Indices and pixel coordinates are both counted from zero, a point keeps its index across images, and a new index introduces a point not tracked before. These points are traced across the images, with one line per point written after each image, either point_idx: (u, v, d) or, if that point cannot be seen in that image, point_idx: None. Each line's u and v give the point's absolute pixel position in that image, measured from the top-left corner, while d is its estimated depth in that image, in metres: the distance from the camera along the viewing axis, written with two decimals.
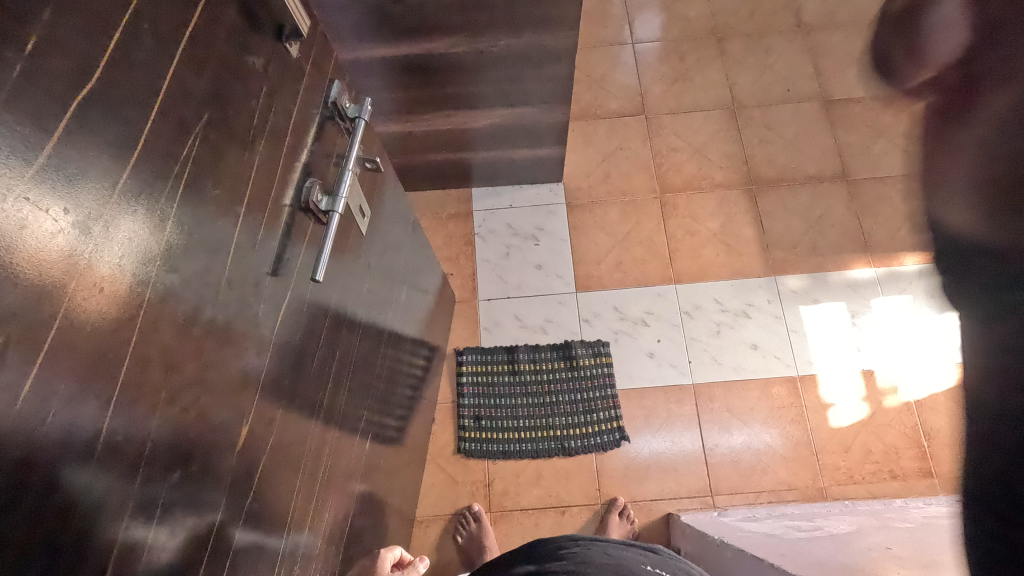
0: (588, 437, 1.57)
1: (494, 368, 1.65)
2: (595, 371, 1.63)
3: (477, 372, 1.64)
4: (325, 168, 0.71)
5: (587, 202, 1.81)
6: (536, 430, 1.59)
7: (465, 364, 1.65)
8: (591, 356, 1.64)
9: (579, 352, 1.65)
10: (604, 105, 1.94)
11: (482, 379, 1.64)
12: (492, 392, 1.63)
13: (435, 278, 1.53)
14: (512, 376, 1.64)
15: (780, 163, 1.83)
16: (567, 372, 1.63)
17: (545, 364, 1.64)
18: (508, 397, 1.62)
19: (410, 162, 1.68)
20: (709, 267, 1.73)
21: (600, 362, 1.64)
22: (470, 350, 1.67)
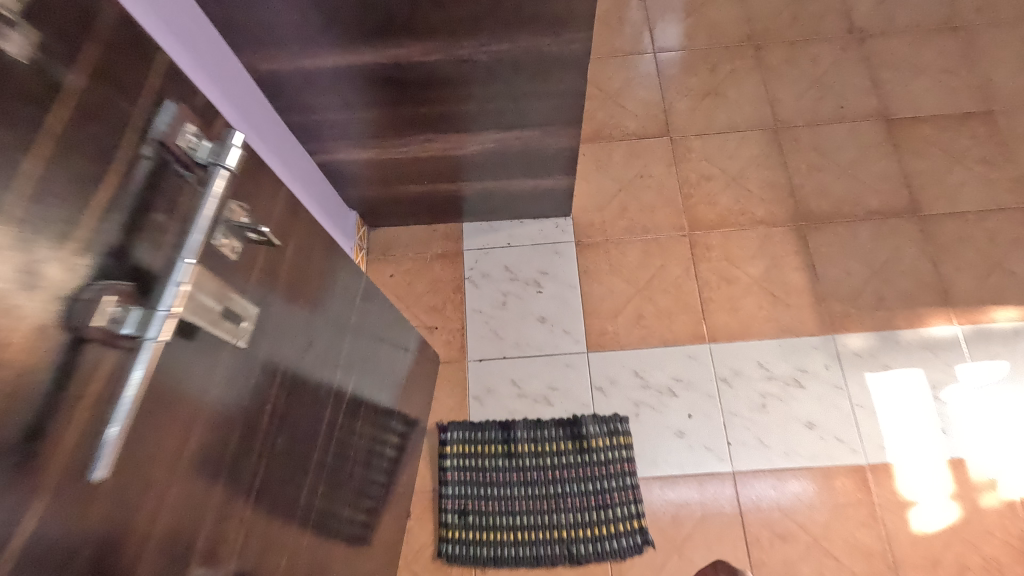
0: (603, 543, 1.24)
1: (485, 449, 1.33)
2: (611, 455, 1.31)
3: (465, 455, 1.33)
4: (158, 251, 0.43)
5: (600, 240, 1.51)
6: (537, 531, 1.26)
7: (450, 444, 1.34)
8: (606, 436, 1.32)
9: (591, 431, 1.33)
10: (621, 125, 1.63)
11: (471, 464, 1.32)
12: (484, 482, 1.31)
13: (412, 339, 1.22)
14: (507, 460, 1.32)
15: (834, 193, 1.51)
16: (575, 456, 1.31)
17: (548, 445, 1.33)
18: (502, 487, 1.30)
19: (385, 194, 1.39)
20: (750, 322, 1.41)
21: (616, 444, 1.32)
22: (457, 425, 1.36)
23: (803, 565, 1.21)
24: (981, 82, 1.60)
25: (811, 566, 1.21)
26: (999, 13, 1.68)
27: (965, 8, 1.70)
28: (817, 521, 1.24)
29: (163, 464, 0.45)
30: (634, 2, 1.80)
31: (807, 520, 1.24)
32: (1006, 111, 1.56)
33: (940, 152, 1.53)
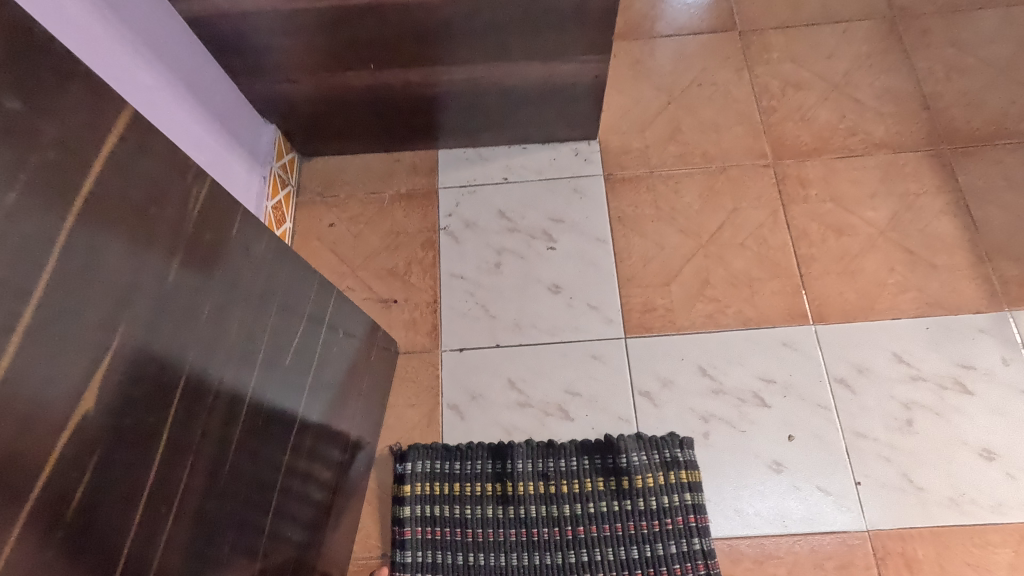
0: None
1: (467, 490, 0.83)
2: (668, 503, 0.80)
3: (434, 499, 0.83)
4: None
5: (641, 173, 1.01)
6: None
7: (410, 480, 0.84)
8: (660, 471, 0.82)
9: (635, 462, 0.82)
10: (666, 18, 1.15)
11: (442, 514, 0.82)
12: (462, 544, 0.81)
13: (345, 310, 0.72)
14: (501, 508, 0.82)
15: (989, 105, 1.02)
16: (610, 503, 0.81)
17: (566, 484, 0.82)
18: (493, 553, 0.80)
19: (314, 92, 0.90)
20: (878, 293, 0.91)
21: (677, 485, 0.81)
22: (422, 451, 0.86)
23: None
24: None
25: None
26: None
27: None
28: None
29: None
30: None
31: None
32: None
33: None
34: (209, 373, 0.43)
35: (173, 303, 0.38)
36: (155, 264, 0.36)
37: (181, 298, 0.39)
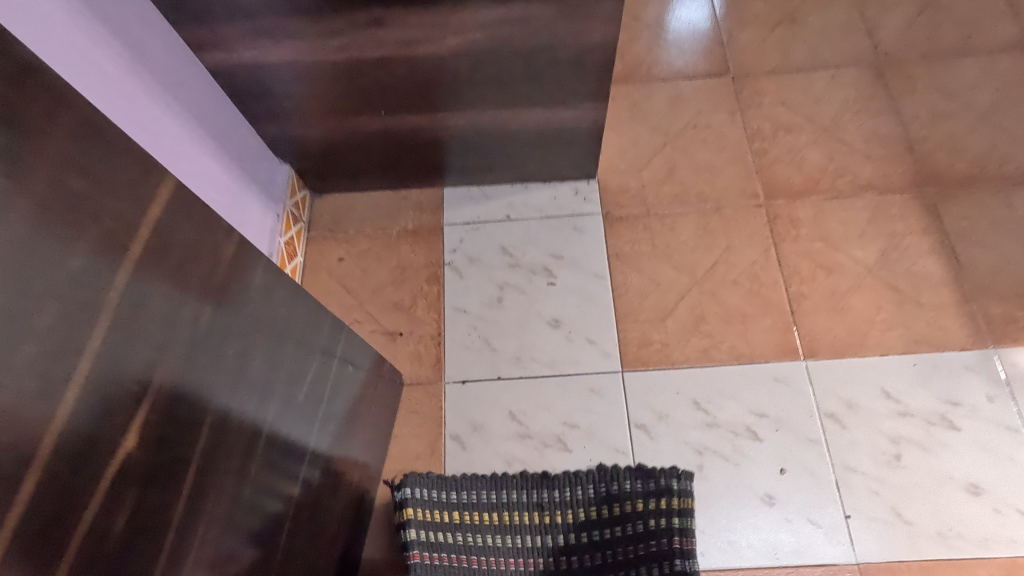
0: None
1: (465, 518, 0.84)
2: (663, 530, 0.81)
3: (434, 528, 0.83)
4: None
5: (638, 212, 1.06)
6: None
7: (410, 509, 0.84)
8: (655, 498, 0.83)
9: (628, 489, 0.84)
10: (664, 63, 1.20)
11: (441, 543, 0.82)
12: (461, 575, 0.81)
13: (357, 346, 0.76)
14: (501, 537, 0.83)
15: (972, 148, 1.06)
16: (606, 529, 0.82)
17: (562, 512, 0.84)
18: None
19: (326, 136, 0.95)
20: (867, 330, 0.94)
21: (667, 510, 0.82)
22: (423, 478, 0.86)
23: None
24: None
25: None
26: None
27: None
28: None
29: None
30: None
31: None
32: None
33: None
34: (231, 414, 0.45)
35: (202, 350, 0.41)
36: (187, 314, 0.39)
37: (208, 345, 0.41)
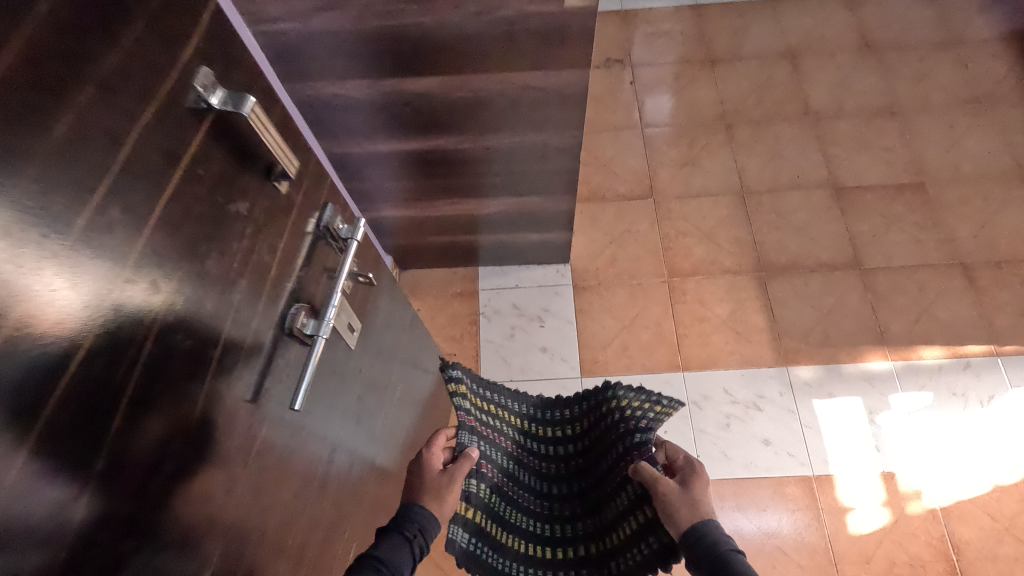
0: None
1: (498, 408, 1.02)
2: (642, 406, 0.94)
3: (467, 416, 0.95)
4: (317, 287, 0.71)
5: (593, 284, 1.80)
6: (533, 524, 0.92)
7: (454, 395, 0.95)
8: (644, 400, 0.93)
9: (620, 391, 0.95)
10: (613, 188, 1.95)
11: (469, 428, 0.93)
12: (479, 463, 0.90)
13: (438, 359, 1.46)
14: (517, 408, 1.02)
15: (790, 249, 1.81)
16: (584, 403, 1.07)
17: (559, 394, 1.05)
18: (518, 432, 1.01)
19: (416, 244, 1.68)
20: (718, 355, 1.68)
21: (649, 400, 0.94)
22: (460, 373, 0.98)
23: (759, 559, 1.45)
24: (913, 158, 1.91)
25: (766, 560, 1.44)
26: (930, 101, 2.01)
27: (902, 95, 2.02)
28: (771, 521, 1.48)
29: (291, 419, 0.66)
30: (626, 85, 2.14)
31: (763, 520, 1.49)
32: (933, 182, 1.87)
33: (878, 215, 1.83)
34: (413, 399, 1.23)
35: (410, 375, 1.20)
36: (409, 364, 1.19)
37: (411, 373, 1.21)
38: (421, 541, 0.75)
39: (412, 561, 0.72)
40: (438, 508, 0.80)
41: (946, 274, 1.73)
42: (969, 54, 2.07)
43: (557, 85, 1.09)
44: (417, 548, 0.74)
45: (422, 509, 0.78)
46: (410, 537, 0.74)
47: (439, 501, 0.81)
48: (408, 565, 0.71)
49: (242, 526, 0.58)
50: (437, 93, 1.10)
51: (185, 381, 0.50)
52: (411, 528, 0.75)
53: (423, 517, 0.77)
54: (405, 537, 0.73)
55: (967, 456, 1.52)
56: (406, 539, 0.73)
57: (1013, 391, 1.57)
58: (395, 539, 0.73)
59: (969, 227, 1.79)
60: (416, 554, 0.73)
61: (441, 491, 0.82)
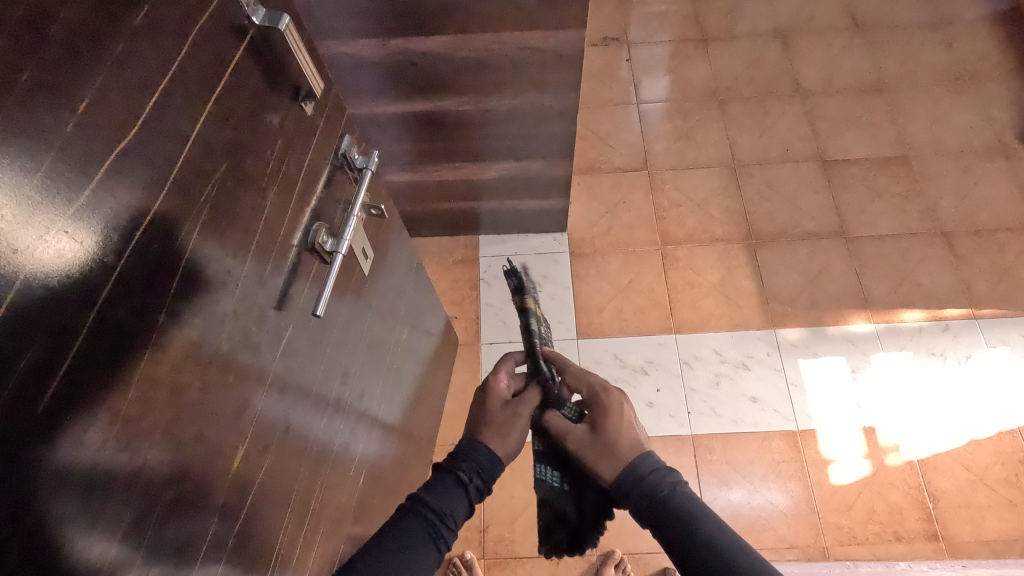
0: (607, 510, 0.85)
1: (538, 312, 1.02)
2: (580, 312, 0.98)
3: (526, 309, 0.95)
4: (333, 212, 0.78)
5: (589, 251, 1.87)
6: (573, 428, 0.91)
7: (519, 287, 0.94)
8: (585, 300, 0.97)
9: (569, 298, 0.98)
10: (609, 161, 2.02)
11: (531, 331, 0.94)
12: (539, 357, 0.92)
13: (441, 321, 1.50)
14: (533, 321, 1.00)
15: (778, 219, 1.88)
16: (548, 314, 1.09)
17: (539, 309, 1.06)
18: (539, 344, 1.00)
19: (418, 211, 1.75)
20: (709, 318, 1.75)
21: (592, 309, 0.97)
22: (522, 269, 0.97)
23: (745, 507, 1.52)
24: (898, 132, 1.99)
25: (751, 508, 1.52)
26: (915, 78, 2.08)
27: (888, 73, 2.09)
28: (757, 472, 1.56)
29: (290, 348, 0.70)
30: (622, 63, 2.21)
31: (749, 471, 1.56)
32: (918, 156, 1.94)
33: (864, 187, 1.91)
34: (418, 350, 1.30)
35: (416, 326, 1.28)
36: (415, 315, 1.27)
37: (417, 325, 1.28)
38: (478, 483, 0.76)
39: (466, 504, 0.75)
40: (502, 445, 0.81)
41: (927, 242, 1.81)
42: (955, 33, 2.14)
43: (554, 47, 1.16)
44: (472, 490, 0.75)
45: (484, 448, 0.79)
46: (465, 480, 0.75)
47: (503, 439, 0.81)
48: (462, 510, 0.74)
49: (218, 446, 0.59)
50: (441, 54, 1.17)
51: (227, 269, 0.57)
52: (467, 471, 0.76)
53: (483, 456, 0.78)
54: (461, 483, 0.75)
55: (944, 412, 1.59)
56: (461, 483, 0.75)
57: (989, 351, 1.65)
58: (452, 484, 0.74)
59: (951, 198, 1.86)
60: (471, 498, 0.75)
61: (507, 424, 0.82)
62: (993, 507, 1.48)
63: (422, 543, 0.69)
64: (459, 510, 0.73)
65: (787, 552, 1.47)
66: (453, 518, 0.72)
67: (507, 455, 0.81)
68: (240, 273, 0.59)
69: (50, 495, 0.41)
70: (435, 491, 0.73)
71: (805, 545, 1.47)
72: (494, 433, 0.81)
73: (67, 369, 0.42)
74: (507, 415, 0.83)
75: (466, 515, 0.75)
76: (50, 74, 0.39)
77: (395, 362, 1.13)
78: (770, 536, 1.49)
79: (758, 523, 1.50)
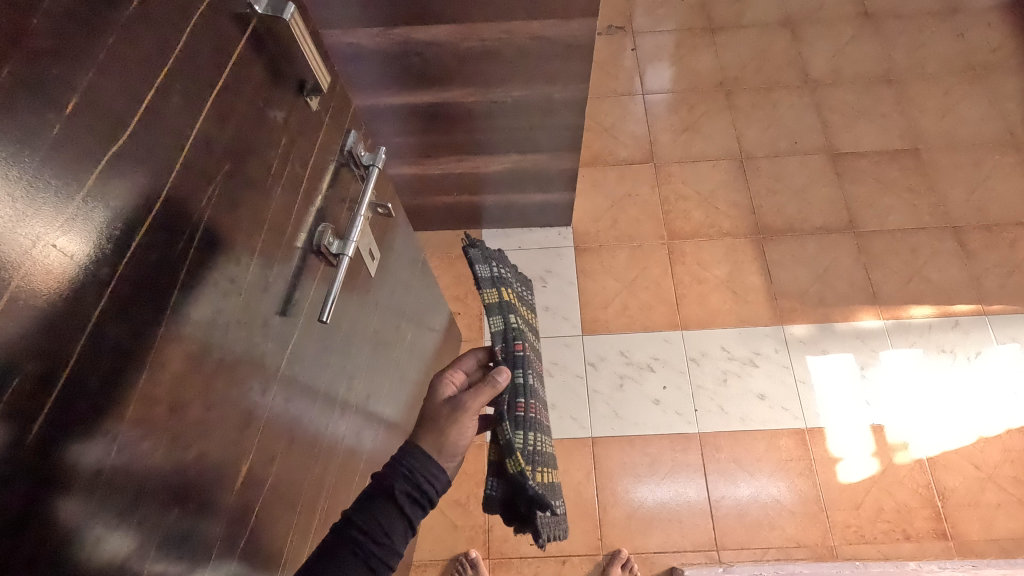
0: (550, 527, 0.77)
1: (520, 306, 0.86)
2: (522, 301, 0.87)
3: (494, 299, 0.79)
4: (339, 213, 0.74)
5: (595, 246, 1.83)
6: (543, 453, 0.77)
7: (480, 278, 0.79)
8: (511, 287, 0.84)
9: (506, 283, 0.83)
10: (614, 153, 1.98)
11: (504, 328, 0.77)
12: (511, 358, 0.76)
13: (445, 319, 1.47)
14: (522, 309, 0.86)
15: (787, 213, 1.85)
16: (529, 292, 0.93)
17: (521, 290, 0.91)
18: (529, 335, 0.86)
19: (421, 205, 1.70)
20: (716, 315, 1.72)
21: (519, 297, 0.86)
22: (485, 249, 0.83)
23: (752, 505, 1.50)
24: (909, 124, 1.95)
25: (758, 506, 1.50)
26: (926, 68, 2.04)
27: (899, 63, 2.06)
28: (765, 470, 1.53)
29: (295, 356, 0.67)
30: (627, 52, 2.16)
31: (756, 469, 1.54)
32: (928, 148, 1.91)
33: (873, 180, 1.88)
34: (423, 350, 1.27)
35: (421, 325, 1.24)
36: (420, 314, 1.23)
37: (421, 324, 1.24)
38: (414, 493, 0.62)
39: (404, 520, 0.61)
40: (434, 447, 0.67)
41: (937, 236, 1.78)
42: (965, 22, 2.10)
43: (564, 36, 1.12)
44: (405, 500, 0.61)
45: (419, 453, 0.64)
46: (392, 489, 0.61)
47: (437, 437, 0.68)
48: (400, 527, 0.61)
49: (223, 462, 0.56)
50: (447, 43, 1.13)
51: (229, 273, 0.54)
52: (392, 477, 0.62)
53: (415, 460, 0.64)
54: (388, 493, 0.61)
55: (952, 409, 1.58)
56: (389, 493, 0.61)
57: (1000, 348, 1.63)
58: (378, 495, 0.61)
59: (961, 191, 1.83)
60: (410, 513, 0.62)
61: (442, 423, 0.69)
62: (1002, 505, 1.47)
63: (353, 572, 0.57)
64: (393, 521, 0.60)
65: (795, 550, 1.45)
66: (385, 538, 0.60)
67: (444, 459, 0.67)
68: (245, 280, 0.56)
69: (46, 524, 0.38)
70: (361, 505, 0.60)
71: (813, 544, 1.46)
72: (428, 432, 0.68)
73: (60, 393, 0.38)
74: (446, 414, 0.70)
75: (408, 533, 0.62)
76: (32, 67, 0.36)
77: (399, 363, 1.10)
78: (778, 535, 1.47)
79: (765, 521, 1.48)
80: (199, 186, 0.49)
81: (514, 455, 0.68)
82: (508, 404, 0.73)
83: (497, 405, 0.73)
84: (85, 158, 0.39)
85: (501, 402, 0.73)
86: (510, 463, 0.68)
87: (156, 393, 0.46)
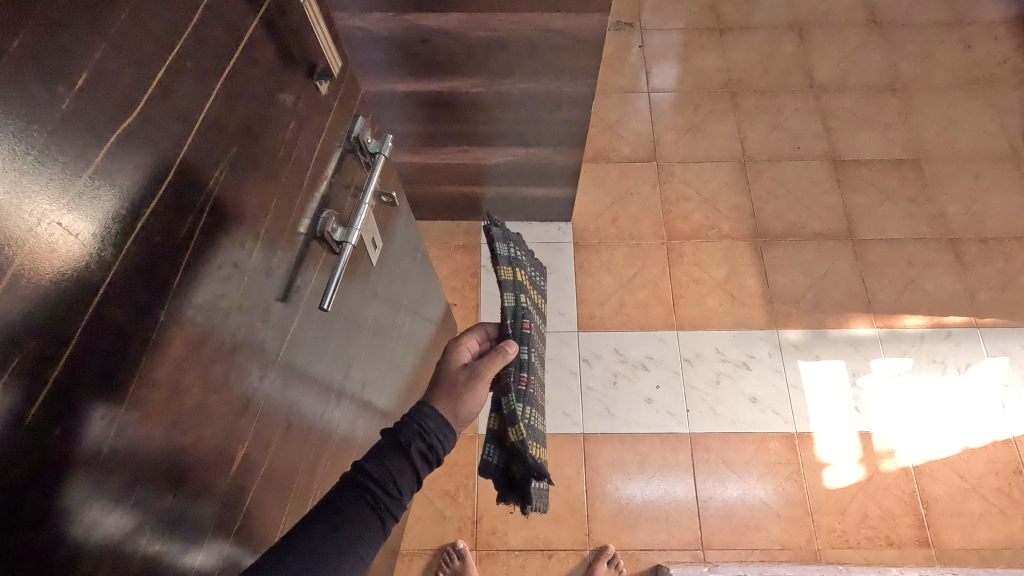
0: (538, 499, 0.78)
1: (531, 286, 0.85)
2: (531, 282, 0.86)
3: (508, 277, 0.78)
4: (343, 200, 0.73)
5: (594, 242, 1.83)
6: (536, 427, 0.78)
7: (498, 255, 0.78)
8: (523, 269, 0.83)
9: (519, 263, 0.82)
10: (617, 149, 1.97)
11: (515, 305, 0.78)
12: (519, 334, 0.76)
13: (442, 309, 1.45)
14: (532, 291, 0.85)
15: (785, 218, 1.85)
16: (542, 275, 0.92)
17: (534, 271, 0.90)
18: (537, 317, 0.86)
19: (422, 193, 1.69)
20: (712, 316, 1.72)
21: (528, 279, 0.85)
22: (505, 230, 0.82)
23: (740, 505, 1.51)
24: (911, 134, 1.96)
25: (745, 507, 1.51)
26: (931, 79, 2.04)
27: (904, 72, 2.06)
28: (753, 472, 1.54)
29: (292, 343, 0.66)
30: (635, 48, 2.15)
31: (745, 471, 1.55)
32: (929, 159, 1.92)
33: (873, 188, 1.88)
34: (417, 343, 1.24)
35: (416, 315, 1.22)
36: (416, 307, 1.21)
37: (416, 314, 1.22)
38: (425, 451, 0.62)
39: (413, 476, 0.61)
40: (449, 412, 0.67)
41: (934, 248, 1.79)
42: (972, 35, 2.11)
43: (574, 30, 1.11)
44: (417, 458, 0.61)
45: (433, 412, 0.64)
46: (407, 444, 0.61)
47: (452, 402, 0.68)
48: (408, 482, 0.61)
49: (219, 448, 0.55)
50: (455, 32, 1.12)
51: (230, 254, 0.53)
52: (407, 434, 0.62)
53: (431, 420, 0.63)
54: (403, 449, 0.61)
55: (941, 419, 1.59)
56: (403, 449, 0.61)
57: (988, 360, 1.64)
58: (392, 450, 0.61)
59: (960, 204, 1.84)
60: (420, 470, 0.61)
61: (458, 389, 0.69)
62: (984, 515, 1.49)
63: (363, 519, 0.57)
64: (405, 477, 0.60)
65: (779, 552, 1.47)
66: (398, 489, 0.60)
67: (458, 423, 0.68)
68: (247, 266, 0.55)
69: (42, 504, 0.38)
70: (376, 457, 0.60)
71: (797, 546, 1.47)
72: (442, 397, 0.68)
73: (59, 377, 0.38)
74: (462, 379, 0.70)
75: (414, 487, 0.61)
76: (42, 44, 0.35)
77: (394, 352, 1.08)
78: (763, 536, 1.48)
79: (751, 522, 1.50)
80: (204, 166, 0.48)
81: (516, 424, 0.70)
82: (513, 375, 0.74)
83: (503, 375, 0.74)
84: (89, 136, 0.38)
85: (507, 373, 0.73)
86: (512, 431, 0.70)
87: (157, 377, 0.46)
